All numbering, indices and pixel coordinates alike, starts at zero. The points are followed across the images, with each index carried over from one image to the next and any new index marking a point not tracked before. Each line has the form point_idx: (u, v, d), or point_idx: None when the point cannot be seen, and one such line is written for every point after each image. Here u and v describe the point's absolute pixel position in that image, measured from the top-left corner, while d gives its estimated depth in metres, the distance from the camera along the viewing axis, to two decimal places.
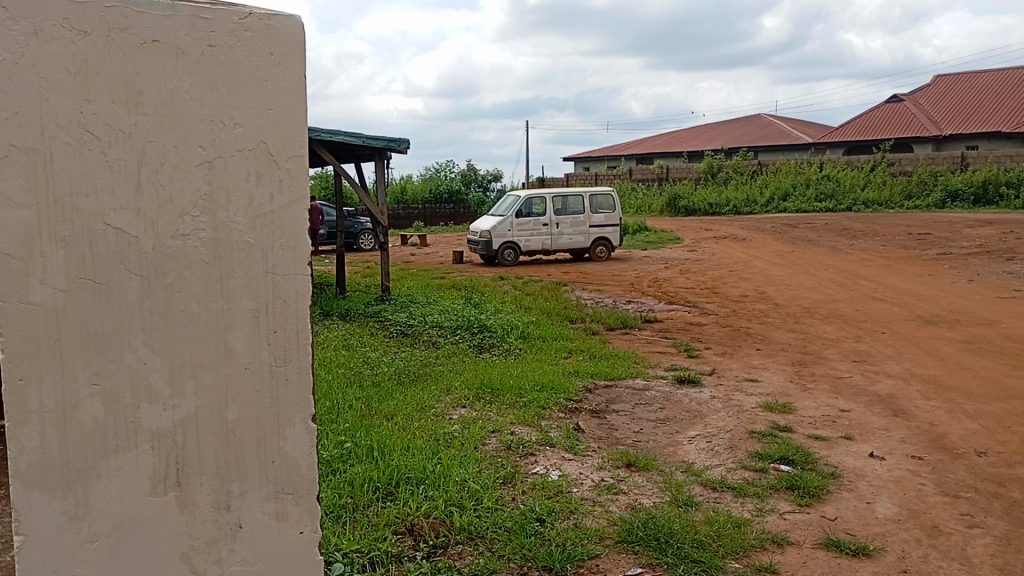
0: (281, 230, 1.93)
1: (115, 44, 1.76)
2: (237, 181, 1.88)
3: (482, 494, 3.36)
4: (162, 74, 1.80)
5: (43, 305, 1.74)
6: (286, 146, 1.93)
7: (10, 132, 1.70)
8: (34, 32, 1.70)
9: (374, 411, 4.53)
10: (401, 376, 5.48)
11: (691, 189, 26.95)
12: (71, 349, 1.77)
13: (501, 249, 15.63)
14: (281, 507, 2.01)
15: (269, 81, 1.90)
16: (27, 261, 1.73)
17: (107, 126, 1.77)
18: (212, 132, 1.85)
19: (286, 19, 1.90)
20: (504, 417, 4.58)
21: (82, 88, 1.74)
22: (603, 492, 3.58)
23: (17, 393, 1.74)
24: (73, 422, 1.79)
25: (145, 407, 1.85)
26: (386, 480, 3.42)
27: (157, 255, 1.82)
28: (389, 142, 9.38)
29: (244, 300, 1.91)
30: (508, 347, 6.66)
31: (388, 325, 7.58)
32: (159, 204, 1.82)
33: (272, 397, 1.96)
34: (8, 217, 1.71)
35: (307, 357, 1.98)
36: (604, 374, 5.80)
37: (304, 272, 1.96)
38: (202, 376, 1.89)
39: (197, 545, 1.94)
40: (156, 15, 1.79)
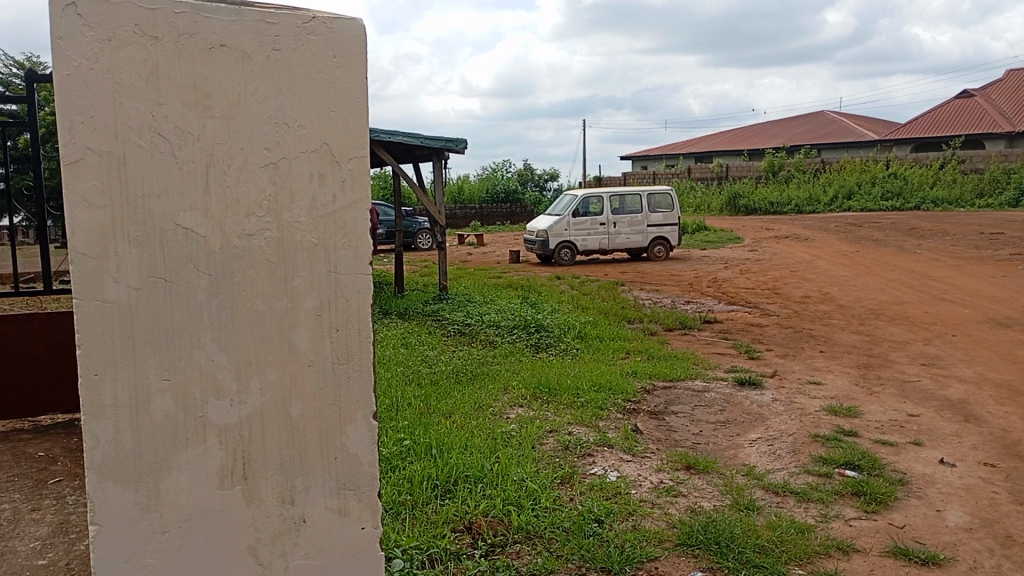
0: (343, 230, 1.96)
1: (184, 49, 1.80)
2: (301, 181, 1.92)
3: (540, 493, 3.36)
4: (229, 78, 1.84)
5: (117, 303, 1.79)
6: (348, 147, 1.96)
7: (85, 135, 1.75)
8: (108, 38, 1.75)
9: (432, 409, 4.56)
10: (458, 375, 5.51)
11: (752, 189, 26.54)
12: (144, 345, 1.82)
13: (558, 249, 15.61)
14: (343, 503, 2.05)
15: (332, 84, 1.93)
16: (102, 260, 1.78)
17: (177, 128, 1.81)
18: (277, 134, 1.89)
19: (348, 23, 1.93)
20: (562, 417, 4.57)
21: (153, 93, 1.79)
22: (662, 494, 3.54)
23: (93, 387, 1.80)
24: (145, 417, 1.84)
25: (213, 403, 1.89)
26: (444, 477, 3.44)
27: (224, 254, 1.86)
28: (447, 142, 9.44)
29: (307, 299, 1.94)
30: (565, 347, 6.64)
31: (445, 324, 7.63)
32: (226, 205, 1.86)
33: (334, 394, 1.99)
34: (84, 218, 1.76)
35: (368, 356, 2.02)
36: (662, 376, 5.75)
37: (365, 271, 1.99)
38: (267, 373, 1.93)
39: (262, 537, 1.98)
40: (224, 20, 1.83)
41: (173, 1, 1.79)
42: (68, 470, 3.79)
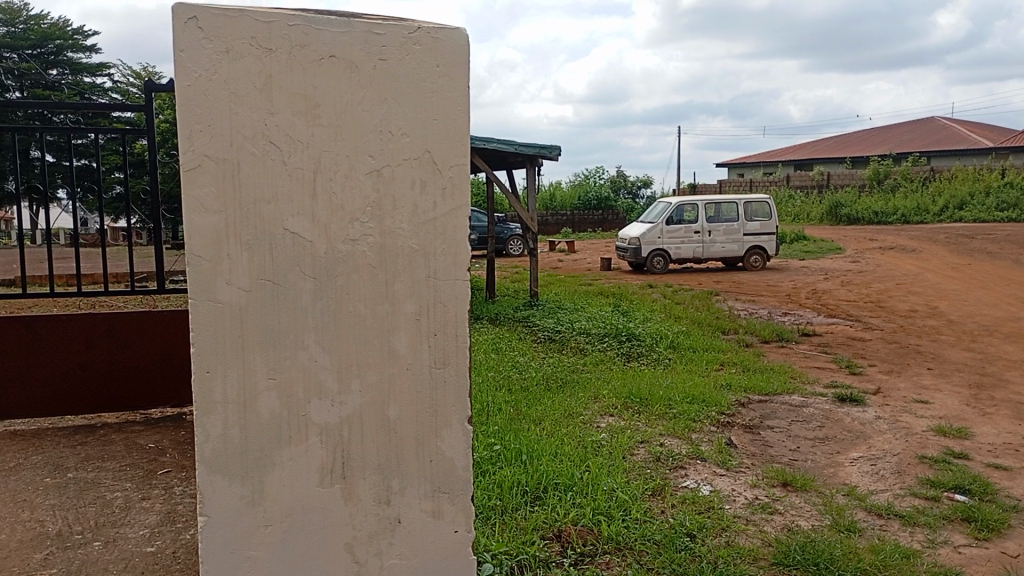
0: (443, 237, 2.00)
1: (296, 60, 1.86)
2: (404, 188, 1.96)
3: (630, 505, 3.32)
4: (338, 88, 1.89)
5: (229, 303, 1.87)
6: (449, 155, 1.99)
7: (202, 142, 1.83)
8: (226, 50, 1.83)
9: (523, 415, 4.59)
10: (548, 382, 5.51)
11: (855, 198, 25.67)
12: (252, 345, 1.89)
13: (651, 256, 15.43)
14: (437, 505, 2.08)
15: (435, 93, 1.96)
16: (215, 262, 1.85)
17: (288, 137, 1.87)
18: (382, 142, 1.93)
19: (452, 32, 1.96)
20: (653, 428, 4.51)
21: (267, 102, 1.86)
22: (757, 510, 3.45)
23: (205, 384, 1.87)
24: (252, 414, 1.91)
25: (315, 402, 1.95)
26: (533, 484, 3.45)
27: (329, 258, 1.92)
28: (541, 149, 9.47)
29: (407, 304, 1.98)
30: (657, 357, 6.57)
31: (536, 330, 7.65)
32: (332, 211, 1.92)
33: (431, 398, 2.02)
34: (199, 222, 1.84)
35: (464, 361, 2.04)
36: (759, 389, 5.61)
37: (463, 277, 2.02)
38: (367, 375, 1.97)
39: (359, 536, 2.03)
40: (334, 32, 1.88)
41: (288, 14, 1.86)
42: (175, 462, 3.97)
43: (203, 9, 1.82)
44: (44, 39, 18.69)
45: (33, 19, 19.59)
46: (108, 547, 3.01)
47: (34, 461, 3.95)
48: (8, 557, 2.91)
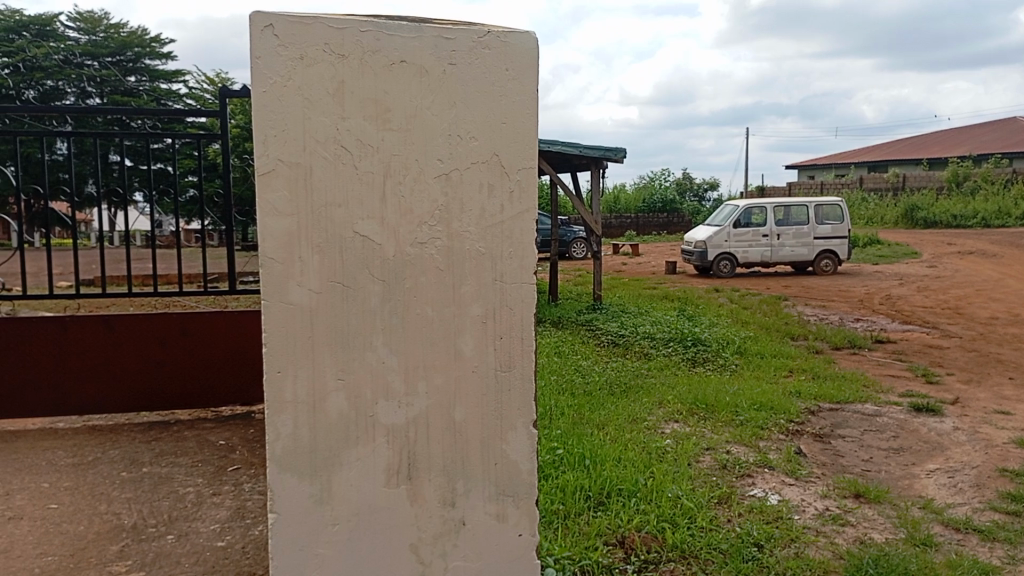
0: (510, 240, 2.00)
1: (369, 65, 1.89)
2: (472, 192, 1.97)
3: (696, 512, 3.27)
4: (408, 92, 1.91)
5: (300, 305, 1.90)
6: (518, 158, 1.99)
7: (276, 147, 1.86)
8: (300, 56, 1.86)
9: (586, 420, 4.56)
10: (612, 387, 5.47)
11: (931, 201, 24.86)
12: (322, 346, 1.92)
13: (717, 260, 15.19)
14: (501, 509, 2.08)
15: (504, 96, 1.97)
16: (287, 264, 1.89)
17: (359, 141, 1.90)
18: (451, 145, 1.95)
19: (522, 36, 1.97)
20: (719, 435, 4.44)
21: (339, 107, 1.89)
22: (828, 521, 3.36)
23: (276, 383, 1.91)
24: (321, 413, 1.94)
25: (383, 403, 1.97)
26: (596, 489, 3.43)
27: (397, 261, 1.94)
28: (606, 151, 9.43)
29: (474, 307, 1.99)
30: (723, 362, 6.46)
31: (599, 334, 7.61)
32: (401, 214, 1.93)
33: (497, 401, 2.03)
34: (272, 225, 1.87)
35: (530, 364, 2.04)
36: (829, 397, 5.47)
37: (529, 280, 2.02)
38: (434, 377, 1.99)
39: (424, 537, 2.04)
40: (405, 37, 1.90)
41: (360, 20, 1.89)
42: (245, 459, 4.07)
43: (278, 16, 1.85)
44: (123, 46, 19.43)
45: (113, 28, 20.39)
46: (181, 541, 3.10)
47: (112, 455, 4.09)
48: (87, 548, 3.02)
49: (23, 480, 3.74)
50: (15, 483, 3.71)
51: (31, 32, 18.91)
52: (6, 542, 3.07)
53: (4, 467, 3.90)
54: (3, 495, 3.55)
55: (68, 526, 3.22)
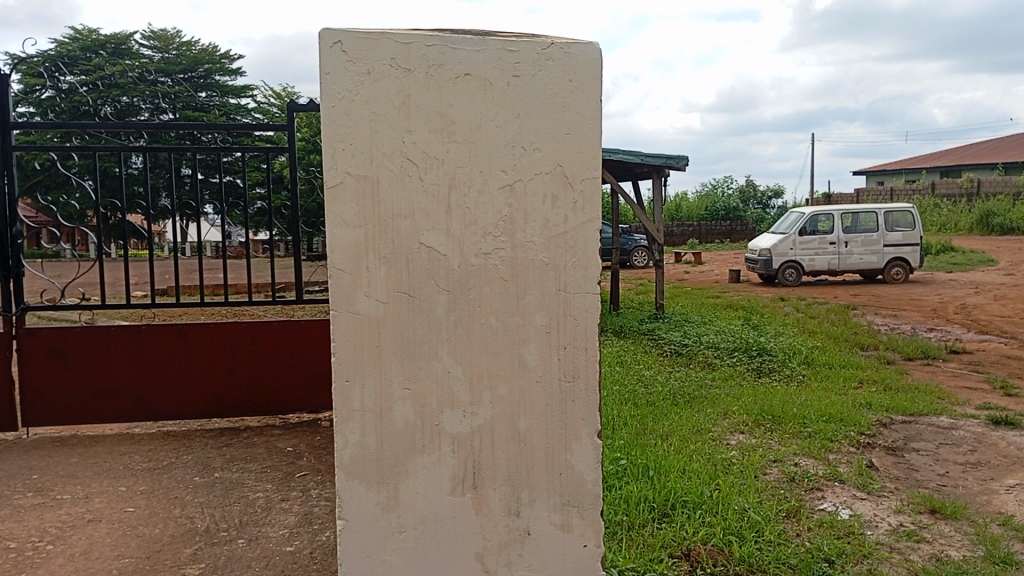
0: (574, 250, 2.00)
1: (433, 79, 1.92)
2: (536, 203, 1.98)
3: (763, 526, 3.21)
4: (473, 104, 1.94)
5: (367, 315, 1.93)
6: (582, 168, 1.99)
7: (344, 160, 1.90)
8: (368, 71, 1.90)
9: (649, 430, 4.52)
10: (676, 397, 5.40)
11: (1009, 207, 23.98)
12: (388, 355, 1.95)
13: (783, 268, 14.91)
14: (566, 519, 2.07)
15: (568, 107, 1.98)
16: (355, 275, 1.92)
17: (424, 153, 1.93)
18: (514, 157, 1.96)
19: (585, 47, 1.97)
20: (787, 447, 4.35)
21: (405, 120, 1.92)
22: (902, 538, 3.26)
23: (344, 392, 1.94)
24: (388, 422, 1.97)
25: (448, 412, 1.99)
26: (660, 500, 3.40)
27: (462, 271, 1.96)
28: (668, 159, 9.36)
29: (538, 316, 2.00)
30: (790, 372, 6.34)
31: (662, 344, 7.54)
32: (466, 225, 1.96)
33: (560, 411, 2.03)
34: (340, 236, 1.91)
35: (594, 374, 2.03)
36: (902, 409, 5.31)
37: (593, 290, 2.01)
38: (497, 387, 2.00)
39: (490, 545, 2.05)
40: (470, 51, 1.93)
41: (425, 34, 1.92)
42: (312, 465, 4.15)
43: (347, 32, 1.90)
44: (195, 64, 20.12)
45: (185, 45, 21.10)
46: (251, 545, 3.17)
47: (185, 460, 4.22)
48: (161, 550, 3.12)
49: (101, 483, 3.89)
50: (94, 486, 3.85)
51: (109, 52, 19.69)
52: (86, 544, 3.19)
53: (84, 470, 4.06)
54: (83, 497, 3.69)
55: (144, 529, 3.33)
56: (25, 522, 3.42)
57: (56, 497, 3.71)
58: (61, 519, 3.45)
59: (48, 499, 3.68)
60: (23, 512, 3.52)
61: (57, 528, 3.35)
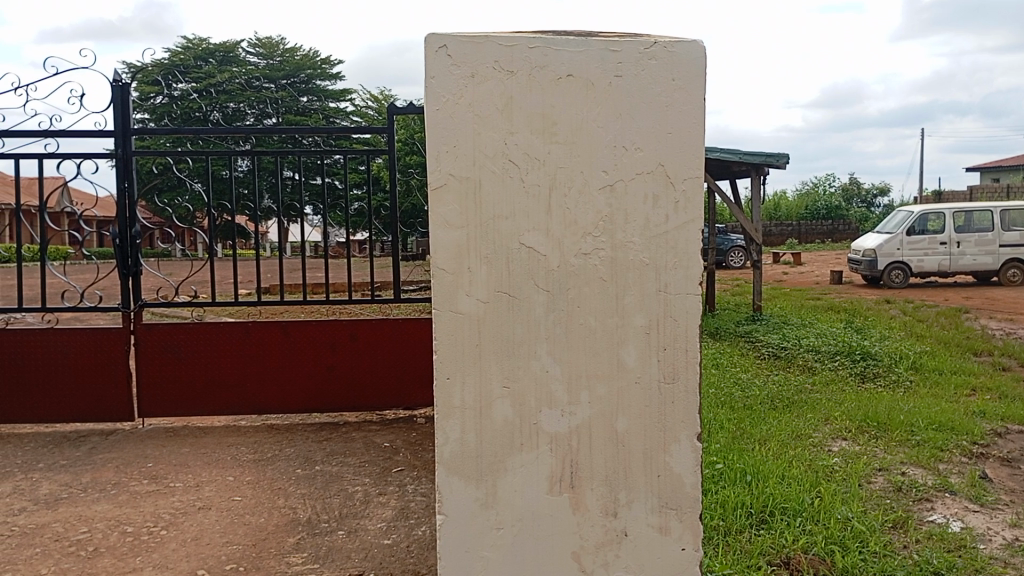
0: (675, 250, 1.98)
1: (537, 80, 1.94)
2: (637, 203, 1.97)
3: (867, 536, 3.10)
4: (575, 105, 1.95)
5: (468, 314, 1.97)
6: (684, 168, 1.97)
7: (448, 162, 1.94)
8: (471, 74, 1.93)
9: (747, 435, 4.42)
10: (774, 401, 5.27)
11: None
12: (488, 353, 1.98)
13: (889, 269, 14.33)
14: (665, 521, 2.05)
15: (671, 106, 1.96)
16: (457, 275, 1.96)
17: (525, 155, 1.95)
18: (616, 157, 1.96)
19: (689, 45, 1.96)
20: (893, 455, 4.19)
21: (508, 122, 1.94)
22: (1018, 552, 3.09)
23: (445, 389, 1.98)
24: (487, 419, 2.00)
25: (546, 412, 2.00)
26: (758, 506, 3.32)
27: (562, 272, 1.97)
28: (768, 157, 9.16)
29: (638, 317, 1.99)
30: (896, 378, 6.10)
31: (759, 346, 7.37)
32: (566, 225, 1.96)
33: (660, 412, 2.02)
34: (443, 237, 1.95)
35: (694, 376, 2.01)
36: (1019, 418, 5.03)
37: (695, 291, 1.99)
38: (597, 387, 2.00)
39: (587, 545, 2.05)
40: (573, 51, 1.94)
41: (529, 37, 1.94)
42: (408, 461, 4.23)
43: (451, 37, 1.93)
44: (296, 70, 20.93)
45: (288, 51, 21.89)
46: (351, 537, 3.26)
47: (288, 453, 4.38)
48: (266, 539, 3.24)
49: (211, 472, 4.07)
50: (204, 475, 4.04)
51: (217, 60, 20.65)
52: (196, 530, 3.35)
53: (195, 460, 4.26)
54: (195, 485, 3.88)
55: (250, 517, 3.47)
56: (141, 507, 3.61)
57: (169, 484, 3.91)
58: (173, 506, 3.63)
59: (162, 487, 3.88)
60: (139, 498, 3.72)
61: (171, 514, 3.52)
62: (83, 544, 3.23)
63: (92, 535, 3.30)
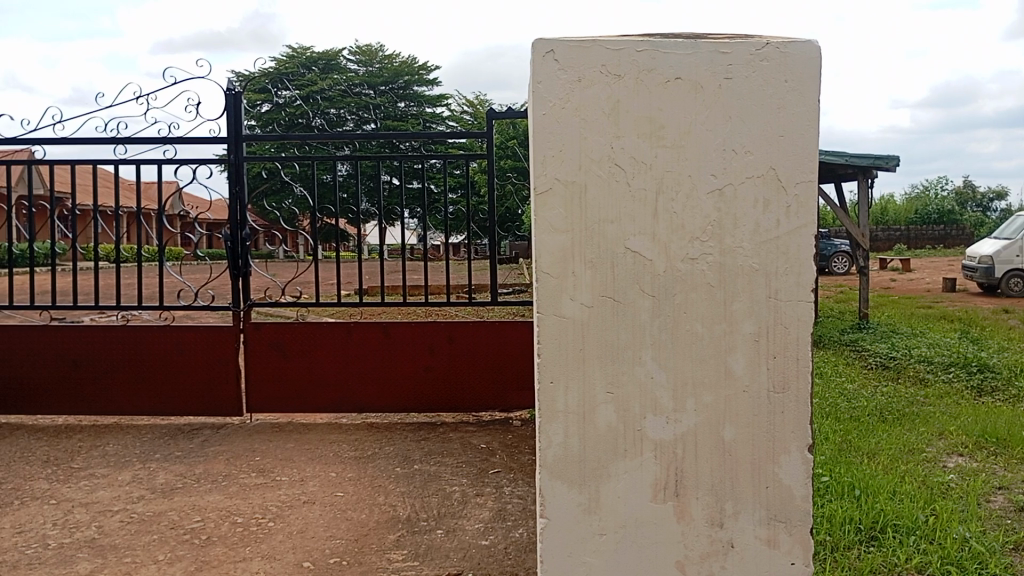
0: (786, 256, 1.93)
1: (644, 84, 1.92)
2: (746, 207, 1.93)
3: (987, 558, 2.94)
4: (683, 108, 1.92)
5: (573, 318, 1.96)
6: (796, 172, 1.92)
7: (554, 166, 1.95)
8: (578, 79, 1.93)
9: (855, 447, 4.26)
10: (883, 413, 5.06)
11: None
12: (592, 358, 1.97)
13: (1008, 278, 13.58)
14: (773, 534, 2.00)
15: (783, 108, 1.91)
16: (562, 278, 1.96)
17: (633, 159, 1.93)
18: (725, 160, 1.93)
19: (803, 45, 1.91)
20: (1014, 473, 3.97)
21: (614, 126, 1.93)
22: None
23: (549, 393, 1.99)
24: (591, 424, 1.99)
25: (651, 419, 1.98)
26: (868, 522, 3.20)
27: (669, 277, 1.95)
28: (876, 159, 8.84)
29: (746, 324, 1.95)
30: (1016, 391, 5.76)
31: (866, 356, 7.09)
32: (673, 230, 1.94)
33: (769, 422, 1.97)
34: (548, 240, 1.96)
35: (806, 386, 1.95)
36: None
37: (808, 298, 1.93)
38: (703, 395, 1.97)
39: (691, 555, 2.01)
40: (681, 54, 1.92)
41: (637, 40, 1.93)
42: (505, 463, 4.26)
43: (559, 42, 1.94)
44: (395, 76, 21.53)
45: (387, 58, 22.52)
46: (449, 536, 3.31)
47: (388, 451, 4.47)
48: (369, 534, 3.32)
49: (315, 468, 4.20)
50: (309, 470, 4.16)
51: (321, 68, 21.41)
52: (302, 523, 3.46)
53: (299, 456, 4.40)
54: (300, 480, 4.01)
55: (352, 513, 3.56)
56: (250, 499, 3.76)
57: (276, 478, 4.05)
58: (281, 499, 3.76)
59: (269, 480, 4.02)
60: (248, 490, 3.87)
61: (278, 507, 3.65)
62: (197, 532, 3.38)
63: (205, 524, 3.45)
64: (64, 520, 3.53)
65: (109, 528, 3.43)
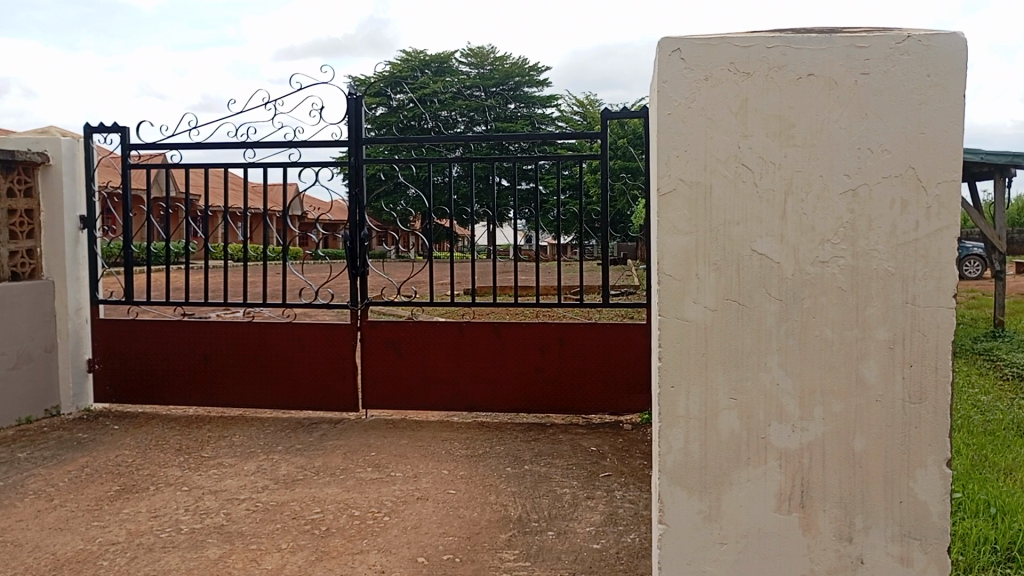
0: (924, 260, 1.83)
1: (775, 81, 1.87)
2: (882, 208, 1.84)
3: None
4: (816, 106, 1.86)
5: (695, 321, 1.92)
6: (937, 171, 1.82)
7: (678, 166, 1.91)
8: (705, 77, 1.89)
9: (990, 463, 4.01)
10: (1021, 428, 4.75)
11: None
12: (716, 362, 1.92)
13: None
14: (907, 551, 1.90)
15: (924, 104, 1.82)
16: (684, 281, 1.92)
17: (761, 158, 1.88)
18: (860, 159, 1.85)
19: (948, 37, 1.81)
20: None
21: (741, 125, 1.88)
22: None
23: (669, 398, 1.95)
24: (713, 431, 1.94)
25: (776, 427, 1.92)
26: (1006, 542, 3.01)
27: (797, 281, 1.88)
28: (1015, 156, 8.30)
29: (881, 330, 1.86)
30: None
31: (1002, 367, 6.67)
32: (802, 231, 1.87)
33: (904, 433, 1.87)
34: (671, 242, 1.92)
35: (946, 397, 1.85)
36: None
37: (948, 305, 1.83)
38: (833, 403, 1.89)
39: (817, 569, 1.93)
40: (814, 49, 1.85)
41: (768, 36, 1.88)
42: (615, 467, 4.22)
43: (685, 40, 1.90)
44: (506, 78, 21.76)
45: (498, 60, 22.81)
46: (560, 538, 3.30)
47: (498, 451, 4.50)
48: (480, 533, 3.36)
49: (428, 465, 4.28)
50: (422, 467, 4.24)
51: (434, 71, 21.88)
52: (416, 519, 3.52)
53: (412, 452, 4.49)
54: (414, 476, 4.09)
55: (465, 511, 3.61)
56: (367, 493, 3.86)
57: (391, 473, 4.15)
58: (396, 494, 3.85)
59: (385, 475, 4.12)
60: (365, 484, 3.98)
61: (392, 501, 3.74)
62: (317, 523, 3.50)
63: (325, 516, 3.57)
64: (195, 506, 3.73)
65: (235, 516, 3.60)
